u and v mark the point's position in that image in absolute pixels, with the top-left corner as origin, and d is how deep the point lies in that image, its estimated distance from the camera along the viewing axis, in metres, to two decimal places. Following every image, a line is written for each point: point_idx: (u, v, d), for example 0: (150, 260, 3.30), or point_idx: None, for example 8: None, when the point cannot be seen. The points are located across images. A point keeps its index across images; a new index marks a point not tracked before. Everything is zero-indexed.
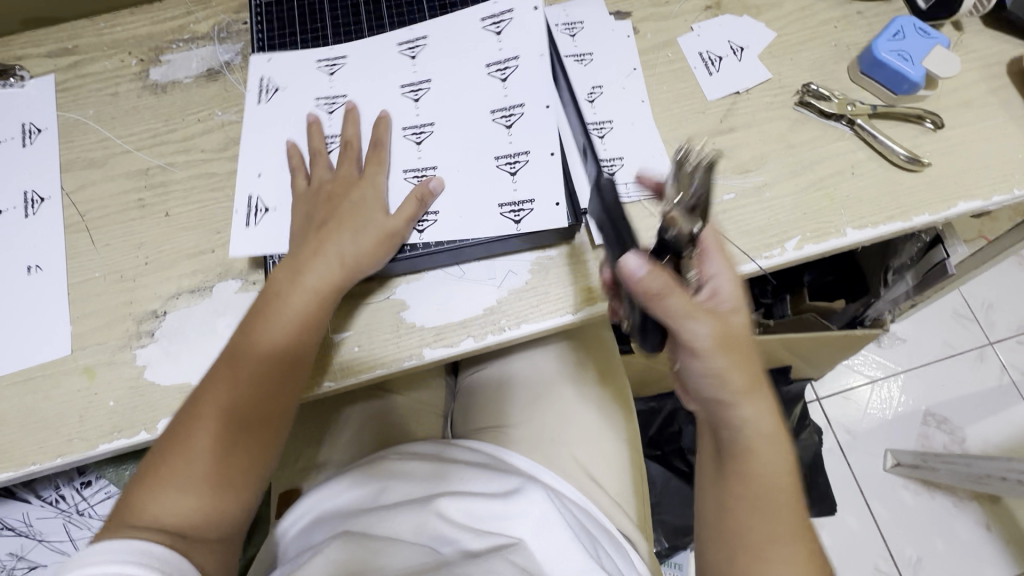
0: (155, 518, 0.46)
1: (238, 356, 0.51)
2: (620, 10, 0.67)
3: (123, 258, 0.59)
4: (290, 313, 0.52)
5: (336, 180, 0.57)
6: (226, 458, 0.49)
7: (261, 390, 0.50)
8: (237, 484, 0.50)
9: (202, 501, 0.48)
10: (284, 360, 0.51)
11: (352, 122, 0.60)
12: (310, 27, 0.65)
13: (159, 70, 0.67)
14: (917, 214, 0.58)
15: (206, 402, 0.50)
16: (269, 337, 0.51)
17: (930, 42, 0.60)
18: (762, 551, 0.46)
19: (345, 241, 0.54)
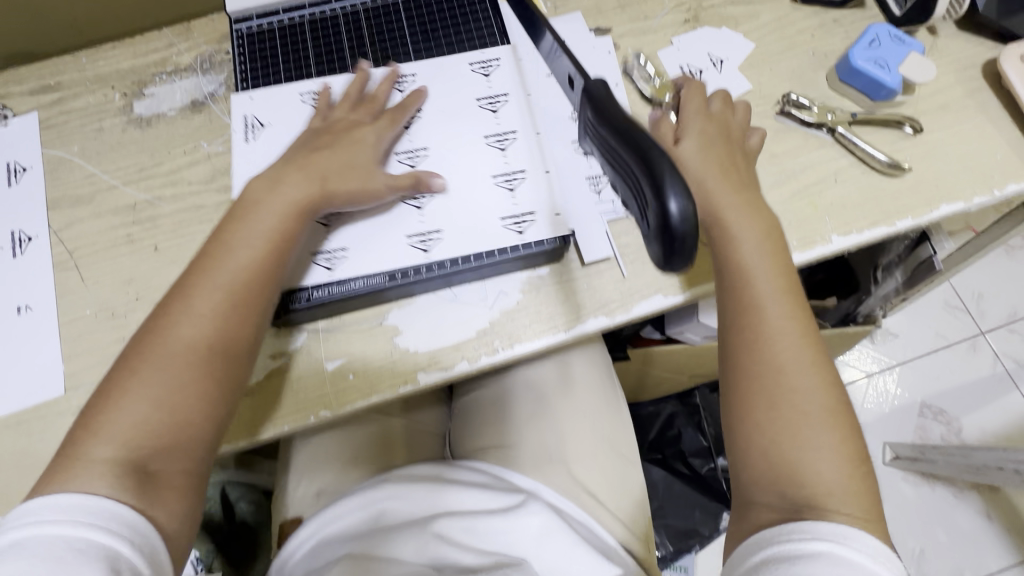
0: (110, 438, 0.44)
1: (190, 284, 0.50)
2: (600, 27, 0.68)
3: (115, 295, 0.59)
4: (246, 246, 0.51)
5: (346, 120, 0.59)
6: (183, 376, 0.46)
7: (205, 335, 0.48)
8: (193, 407, 0.46)
9: (153, 449, 0.45)
10: (231, 305, 0.49)
11: (387, 82, 0.62)
12: (292, 64, 0.65)
13: (143, 104, 0.67)
14: (900, 219, 0.59)
15: (161, 329, 0.48)
16: (224, 265, 0.50)
17: (905, 49, 0.61)
18: (780, 357, 0.49)
19: (329, 165, 0.55)
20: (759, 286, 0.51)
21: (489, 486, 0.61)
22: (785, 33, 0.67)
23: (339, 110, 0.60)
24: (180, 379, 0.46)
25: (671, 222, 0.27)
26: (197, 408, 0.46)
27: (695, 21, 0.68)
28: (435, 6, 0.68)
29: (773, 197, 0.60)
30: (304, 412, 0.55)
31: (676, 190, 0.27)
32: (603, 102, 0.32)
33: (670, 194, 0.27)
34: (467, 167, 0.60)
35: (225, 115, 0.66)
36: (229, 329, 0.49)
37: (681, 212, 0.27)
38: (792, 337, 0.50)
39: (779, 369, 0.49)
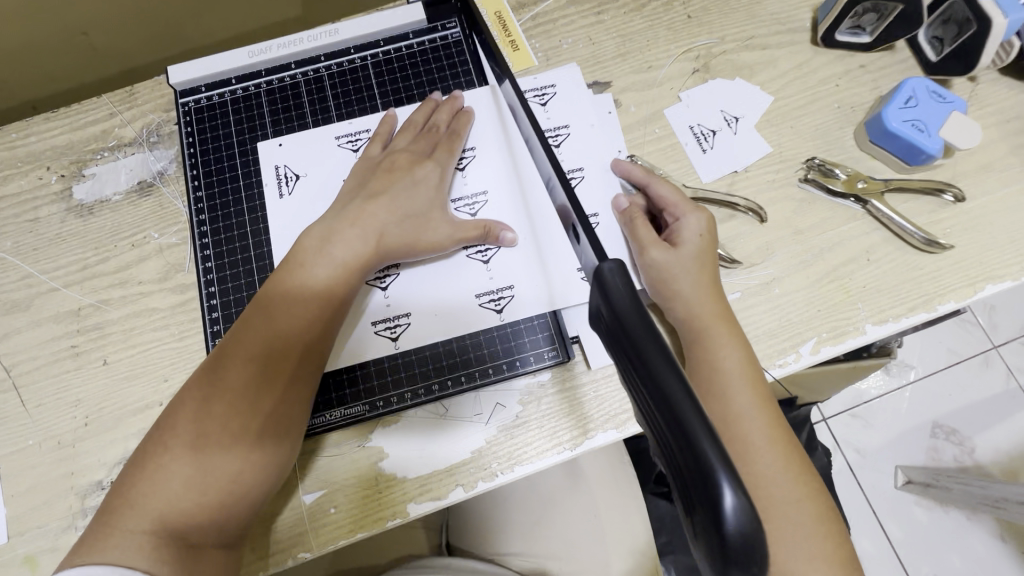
0: (148, 503, 0.42)
1: (245, 328, 0.46)
2: (599, 80, 0.60)
3: (60, 420, 0.52)
4: (297, 293, 0.47)
5: (406, 152, 0.53)
6: (220, 435, 0.43)
7: (249, 402, 0.44)
8: (230, 470, 0.43)
9: (196, 523, 0.42)
10: (278, 368, 0.45)
11: (447, 110, 0.55)
12: (247, 142, 0.57)
13: (84, 187, 0.59)
14: (941, 302, 0.53)
15: (210, 378, 0.45)
16: (275, 314, 0.46)
17: (947, 106, 0.53)
18: (761, 461, 0.42)
19: (387, 216, 0.50)
20: (735, 395, 0.44)
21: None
22: (806, 83, 0.59)
23: (400, 141, 0.54)
24: (225, 448, 0.43)
25: (726, 525, 0.20)
26: (236, 483, 0.43)
27: (705, 70, 0.60)
28: (410, 68, 0.59)
29: (799, 281, 0.53)
30: (280, 556, 0.48)
31: (732, 480, 0.21)
32: (623, 314, 0.25)
33: (723, 488, 0.21)
34: (536, 213, 0.54)
35: (177, 199, 0.58)
36: (276, 394, 0.45)
37: (737, 512, 0.20)
38: (776, 434, 0.43)
39: (761, 474, 0.42)
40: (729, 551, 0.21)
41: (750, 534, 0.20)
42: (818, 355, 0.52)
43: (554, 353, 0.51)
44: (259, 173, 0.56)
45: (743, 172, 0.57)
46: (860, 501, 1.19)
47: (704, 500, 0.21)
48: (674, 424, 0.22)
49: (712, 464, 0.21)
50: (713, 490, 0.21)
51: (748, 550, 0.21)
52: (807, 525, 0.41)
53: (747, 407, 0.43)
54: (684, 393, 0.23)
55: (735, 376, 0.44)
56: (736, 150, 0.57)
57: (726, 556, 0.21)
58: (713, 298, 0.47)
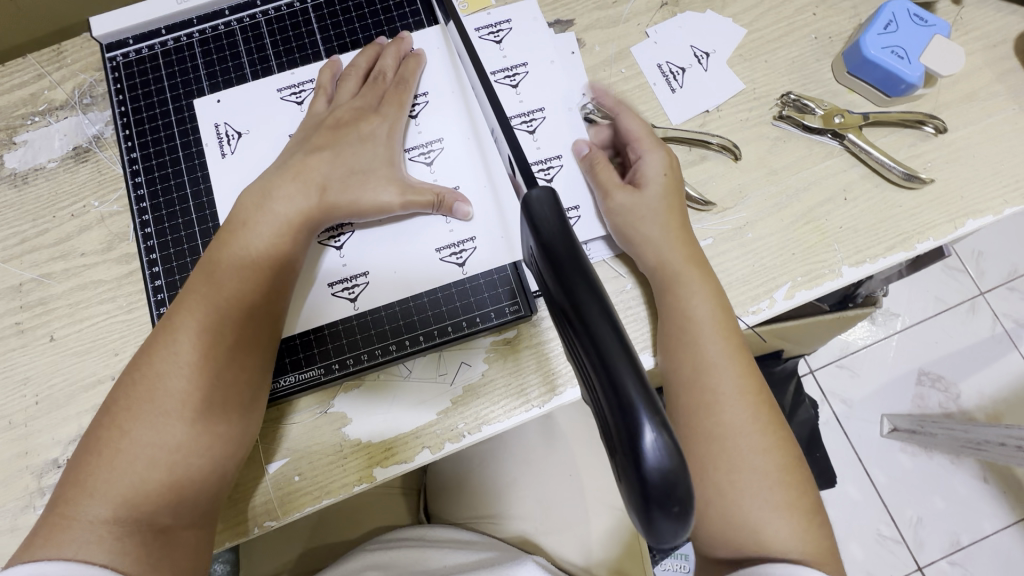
0: (102, 488, 0.40)
1: (189, 296, 0.43)
2: (560, 18, 0.56)
3: (10, 400, 0.50)
4: (247, 254, 0.44)
5: (351, 106, 0.50)
6: (168, 413, 0.41)
7: (200, 376, 0.41)
8: (185, 447, 0.41)
9: (158, 506, 0.40)
10: (230, 337, 0.42)
11: (393, 53, 0.52)
12: (182, 97, 0.53)
13: (16, 155, 0.55)
14: (920, 240, 0.50)
15: (156, 351, 0.42)
16: (221, 280, 0.43)
17: (928, 31, 0.50)
18: (728, 412, 0.41)
19: (330, 170, 0.47)
20: (707, 342, 0.42)
21: (466, 549, 0.57)
22: (781, 13, 0.55)
23: (344, 93, 0.51)
24: (178, 426, 0.41)
25: (647, 463, 0.21)
26: (197, 461, 0.41)
27: (674, 3, 0.56)
28: (354, 11, 0.55)
29: (773, 224, 0.51)
30: (246, 526, 0.47)
31: (655, 420, 0.22)
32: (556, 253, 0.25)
33: (645, 429, 0.21)
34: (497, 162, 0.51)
35: (116, 164, 0.54)
36: (229, 365, 0.42)
37: (658, 449, 0.21)
38: (748, 382, 0.42)
39: (732, 423, 0.40)
40: (650, 491, 0.22)
41: (670, 473, 0.22)
42: (792, 300, 0.50)
43: (517, 308, 0.49)
44: (198, 132, 0.52)
45: (715, 112, 0.54)
46: (846, 449, 1.20)
47: (627, 442, 0.22)
48: (601, 369, 0.23)
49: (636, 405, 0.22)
50: (637, 432, 0.22)
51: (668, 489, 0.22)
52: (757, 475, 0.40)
53: (716, 358, 0.42)
54: (612, 336, 0.23)
55: (707, 325, 0.43)
56: (707, 88, 0.54)
57: (647, 496, 0.22)
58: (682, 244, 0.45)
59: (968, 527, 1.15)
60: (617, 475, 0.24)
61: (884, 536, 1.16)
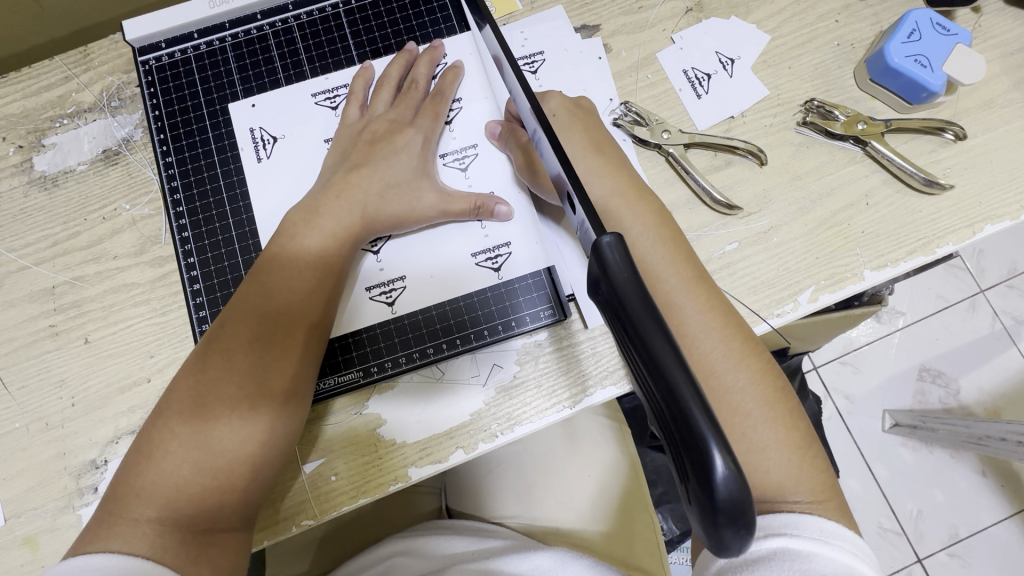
0: (150, 490, 0.40)
1: (240, 303, 0.44)
2: (587, 23, 0.56)
3: (45, 401, 0.51)
4: (296, 265, 0.45)
5: (386, 120, 0.51)
6: (215, 419, 0.42)
7: (251, 384, 0.42)
8: (231, 451, 0.42)
9: (201, 510, 0.41)
10: (280, 346, 0.43)
11: (426, 61, 0.53)
12: (216, 102, 0.54)
13: (45, 158, 0.55)
14: (940, 244, 0.52)
15: (205, 358, 0.43)
16: (271, 290, 0.44)
17: (951, 39, 0.51)
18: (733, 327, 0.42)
19: (370, 181, 0.48)
20: (649, 259, 0.43)
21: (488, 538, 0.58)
22: (804, 19, 0.56)
23: (378, 105, 0.51)
24: (226, 432, 0.42)
25: (717, 489, 0.20)
26: (241, 469, 0.42)
27: (698, 9, 0.57)
28: (385, 16, 0.55)
29: (797, 229, 0.52)
30: (280, 527, 0.48)
31: (722, 446, 0.21)
32: (623, 289, 0.24)
33: (714, 451, 0.20)
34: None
35: (147, 167, 0.55)
36: (276, 374, 0.43)
37: (728, 474, 0.20)
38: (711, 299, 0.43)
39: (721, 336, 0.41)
40: (718, 514, 0.21)
41: (738, 500, 0.20)
42: (815, 303, 0.51)
43: (549, 311, 0.50)
44: (232, 136, 0.53)
45: (740, 117, 0.54)
46: (849, 444, 1.23)
47: (691, 466, 0.21)
48: (663, 386, 0.22)
49: (702, 433, 0.21)
50: (702, 455, 0.20)
51: (738, 512, 0.21)
52: (777, 451, 0.39)
53: (722, 357, 0.40)
54: (679, 366, 0.22)
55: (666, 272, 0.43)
56: (732, 94, 0.55)
57: (713, 518, 0.21)
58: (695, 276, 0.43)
59: (967, 519, 1.18)
60: (682, 487, 0.22)
61: (885, 529, 1.18)
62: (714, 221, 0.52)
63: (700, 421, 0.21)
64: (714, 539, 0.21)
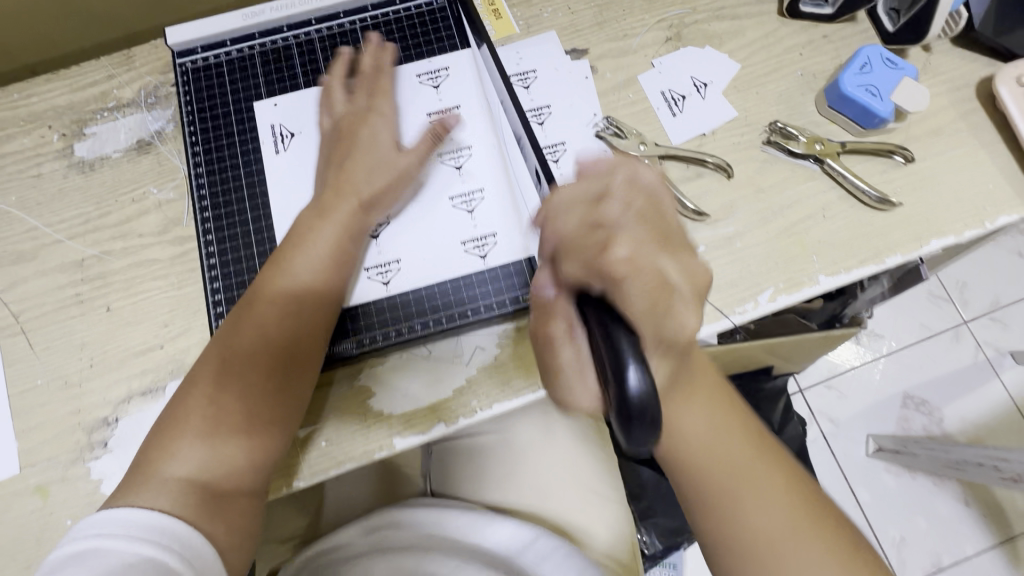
0: (172, 459, 0.44)
1: (261, 293, 0.50)
2: (576, 47, 0.63)
3: (67, 361, 0.55)
4: (315, 257, 0.51)
5: (361, 106, 0.57)
6: (238, 392, 0.47)
7: (273, 363, 0.48)
8: (254, 419, 0.46)
9: (222, 474, 0.45)
10: (296, 326, 0.49)
11: (385, 57, 0.60)
12: (243, 101, 0.60)
13: (85, 145, 0.62)
14: (890, 256, 0.57)
15: (228, 341, 0.48)
16: (291, 283, 0.50)
17: (898, 73, 0.57)
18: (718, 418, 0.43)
19: (356, 160, 0.54)
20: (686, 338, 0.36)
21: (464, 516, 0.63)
22: (772, 52, 0.63)
23: (351, 95, 0.58)
24: (249, 406, 0.47)
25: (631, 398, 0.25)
26: (260, 438, 0.47)
27: (677, 39, 0.64)
28: (397, 33, 0.62)
29: (759, 236, 0.57)
30: (274, 484, 0.52)
31: (636, 361, 0.25)
32: None
33: (629, 364, 0.25)
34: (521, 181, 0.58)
35: (176, 157, 0.61)
36: (293, 354, 0.49)
37: (638, 382, 0.25)
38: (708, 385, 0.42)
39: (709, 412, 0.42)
40: (629, 413, 0.25)
41: (647, 403, 0.25)
42: (774, 303, 0.56)
43: (529, 297, 0.55)
44: (254, 131, 0.59)
45: (711, 135, 0.60)
46: (832, 467, 1.25)
47: (615, 376, 0.26)
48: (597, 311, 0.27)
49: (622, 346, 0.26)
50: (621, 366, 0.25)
51: (644, 410, 0.25)
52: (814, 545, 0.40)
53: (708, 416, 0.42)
54: None
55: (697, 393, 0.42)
56: (704, 115, 0.61)
57: (625, 414, 0.25)
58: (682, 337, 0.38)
59: (949, 548, 1.19)
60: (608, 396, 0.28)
61: None
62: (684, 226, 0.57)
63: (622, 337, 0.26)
64: (625, 433, 0.26)
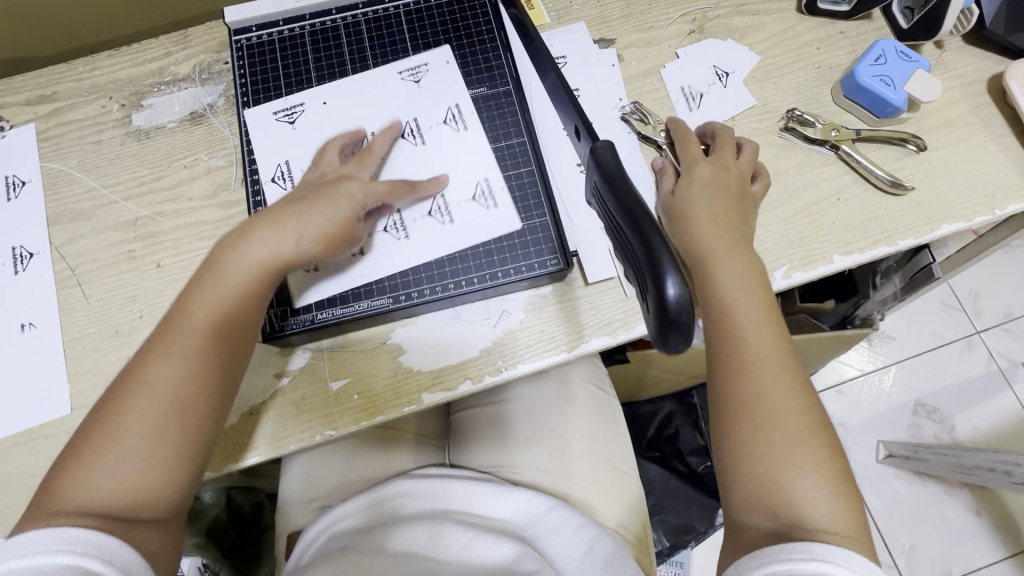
0: (77, 493, 0.42)
1: (172, 326, 0.47)
2: (604, 37, 0.67)
3: (118, 311, 0.59)
4: (222, 300, 0.48)
5: (337, 171, 0.55)
6: (145, 430, 0.44)
7: (176, 404, 0.45)
8: (157, 456, 0.44)
9: (125, 504, 0.43)
10: (201, 375, 0.46)
11: (386, 136, 0.58)
12: (292, 77, 0.64)
13: (142, 115, 0.66)
14: (902, 238, 0.59)
15: (137, 376, 0.45)
16: (199, 319, 0.47)
17: (911, 65, 0.60)
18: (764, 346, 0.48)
19: (303, 219, 0.50)
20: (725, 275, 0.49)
21: (482, 485, 0.65)
22: (790, 46, 0.66)
23: (333, 158, 0.57)
24: (155, 433, 0.44)
25: (671, 306, 0.27)
26: (161, 477, 0.44)
27: (700, 32, 0.67)
28: (436, 17, 0.66)
29: (776, 216, 0.60)
30: (310, 432, 0.55)
31: (675, 275, 0.27)
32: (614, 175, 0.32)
33: (670, 278, 0.27)
34: (548, 155, 0.62)
35: (226, 128, 0.65)
36: (200, 397, 0.46)
37: (678, 293, 0.27)
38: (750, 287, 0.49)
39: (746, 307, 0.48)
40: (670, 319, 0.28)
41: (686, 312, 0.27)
42: (789, 279, 0.58)
43: (555, 261, 0.57)
44: (302, 103, 0.63)
45: (731, 122, 0.63)
46: None
47: (656, 288, 0.28)
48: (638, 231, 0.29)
49: (663, 261, 0.28)
50: (663, 278, 0.27)
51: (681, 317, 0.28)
52: (814, 474, 0.44)
53: (746, 318, 0.48)
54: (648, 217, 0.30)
55: (741, 298, 0.49)
56: (725, 102, 0.64)
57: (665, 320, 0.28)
58: (727, 233, 0.51)
59: (960, 558, 1.18)
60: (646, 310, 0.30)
61: None
62: None
63: (663, 254, 0.28)
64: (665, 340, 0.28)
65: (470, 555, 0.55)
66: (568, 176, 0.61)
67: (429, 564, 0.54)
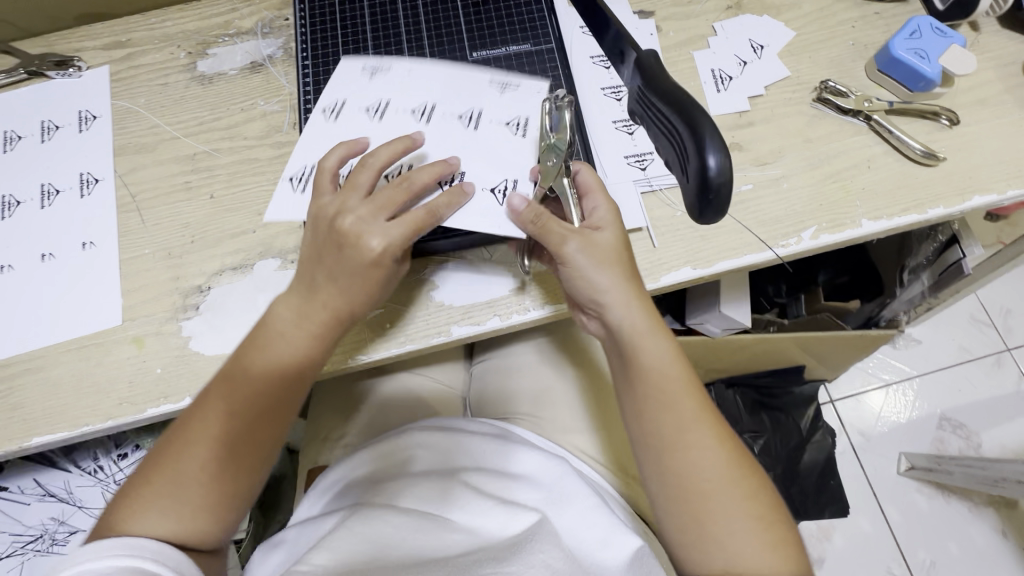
0: (145, 522, 0.47)
1: (232, 379, 0.51)
2: (644, 9, 0.70)
3: (172, 236, 0.63)
4: (280, 368, 0.51)
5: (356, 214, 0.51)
6: (209, 470, 0.48)
7: (239, 452, 0.50)
8: (225, 490, 0.49)
9: (194, 535, 0.48)
10: (259, 424, 0.50)
11: (433, 174, 0.54)
12: (348, 29, 0.68)
13: (206, 63, 0.71)
14: (932, 207, 0.60)
15: (198, 425, 0.49)
16: (260, 383, 0.50)
17: (947, 41, 0.62)
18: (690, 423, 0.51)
19: (340, 287, 0.51)
20: (649, 352, 0.52)
21: (496, 440, 0.65)
22: (826, 23, 0.68)
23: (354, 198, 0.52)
24: (219, 476, 0.49)
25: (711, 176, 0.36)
26: (228, 509, 0.49)
27: (737, 7, 0.70)
28: None
29: (805, 180, 0.61)
30: (343, 355, 0.57)
31: (716, 153, 0.35)
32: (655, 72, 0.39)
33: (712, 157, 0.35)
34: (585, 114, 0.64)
35: (283, 77, 0.69)
36: (258, 444, 0.51)
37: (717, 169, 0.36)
38: (669, 365, 0.52)
39: (670, 381, 0.52)
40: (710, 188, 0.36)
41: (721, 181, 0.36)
42: (817, 241, 0.59)
43: None
44: (355, 53, 0.67)
45: (764, 90, 0.65)
46: (861, 481, 1.22)
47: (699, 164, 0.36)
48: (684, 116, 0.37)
49: (706, 141, 0.36)
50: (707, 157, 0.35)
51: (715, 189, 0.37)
52: (748, 535, 0.48)
53: (676, 392, 0.51)
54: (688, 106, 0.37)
55: (666, 372, 0.52)
56: (760, 72, 0.66)
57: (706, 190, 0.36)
58: (650, 313, 0.53)
59: None
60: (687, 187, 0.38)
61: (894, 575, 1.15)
62: (734, 166, 0.62)
63: (707, 137, 0.36)
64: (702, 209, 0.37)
65: (484, 526, 0.55)
66: (603, 133, 0.63)
67: (447, 532, 0.54)
